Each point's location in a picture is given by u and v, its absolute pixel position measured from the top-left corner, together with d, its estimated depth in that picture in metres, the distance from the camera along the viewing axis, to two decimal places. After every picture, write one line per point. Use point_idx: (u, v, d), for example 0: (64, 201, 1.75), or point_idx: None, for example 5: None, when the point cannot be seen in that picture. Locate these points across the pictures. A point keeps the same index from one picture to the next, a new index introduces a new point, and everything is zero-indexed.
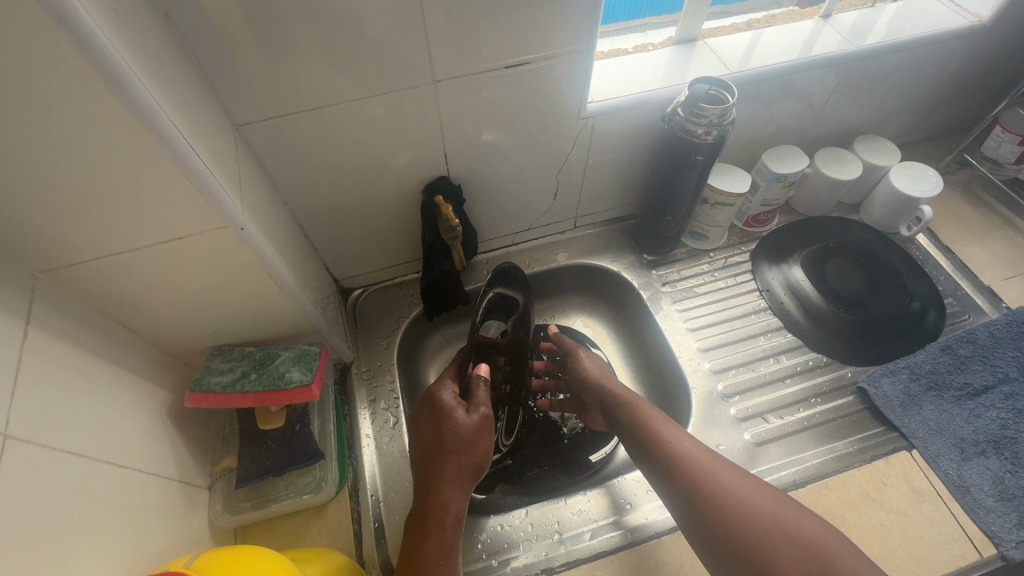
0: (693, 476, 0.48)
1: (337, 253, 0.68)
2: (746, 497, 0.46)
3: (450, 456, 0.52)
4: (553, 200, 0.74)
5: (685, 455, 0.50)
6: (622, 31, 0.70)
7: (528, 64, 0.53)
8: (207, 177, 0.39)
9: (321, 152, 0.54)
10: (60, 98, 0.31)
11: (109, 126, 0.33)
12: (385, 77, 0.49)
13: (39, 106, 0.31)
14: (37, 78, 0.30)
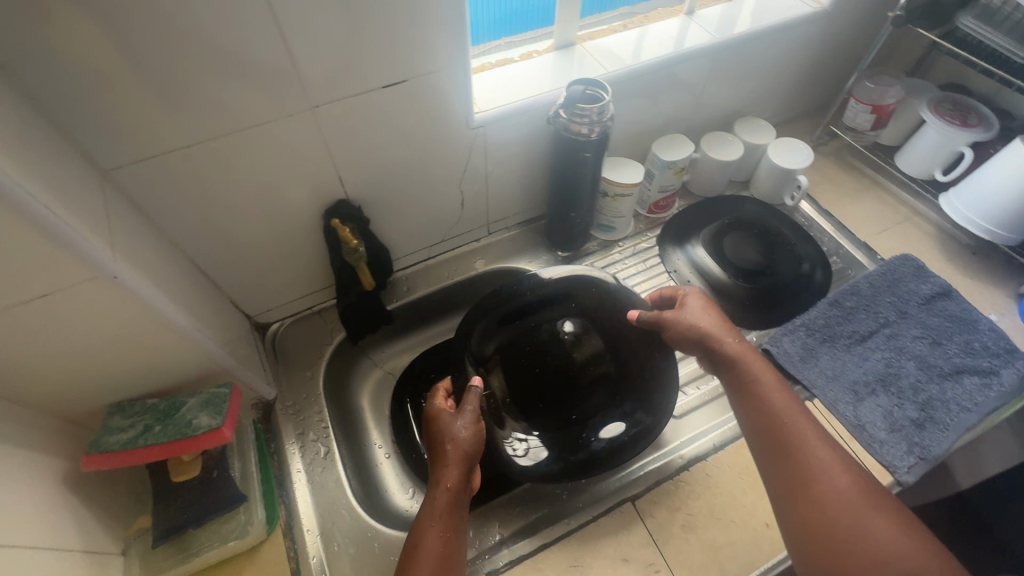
0: (803, 463, 0.50)
1: (244, 289, 0.66)
2: (851, 506, 0.47)
3: (441, 451, 0.56)
4: (461, 210, 0.75)
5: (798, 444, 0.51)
6: (535, 39, 0.75)
7: (406, 82, 0.54)
8: (70, 231, 0.38)
9: (206, 188, 0.53)
10: None
11: None
12: (261, 107, 0.49)
13: None
14: None
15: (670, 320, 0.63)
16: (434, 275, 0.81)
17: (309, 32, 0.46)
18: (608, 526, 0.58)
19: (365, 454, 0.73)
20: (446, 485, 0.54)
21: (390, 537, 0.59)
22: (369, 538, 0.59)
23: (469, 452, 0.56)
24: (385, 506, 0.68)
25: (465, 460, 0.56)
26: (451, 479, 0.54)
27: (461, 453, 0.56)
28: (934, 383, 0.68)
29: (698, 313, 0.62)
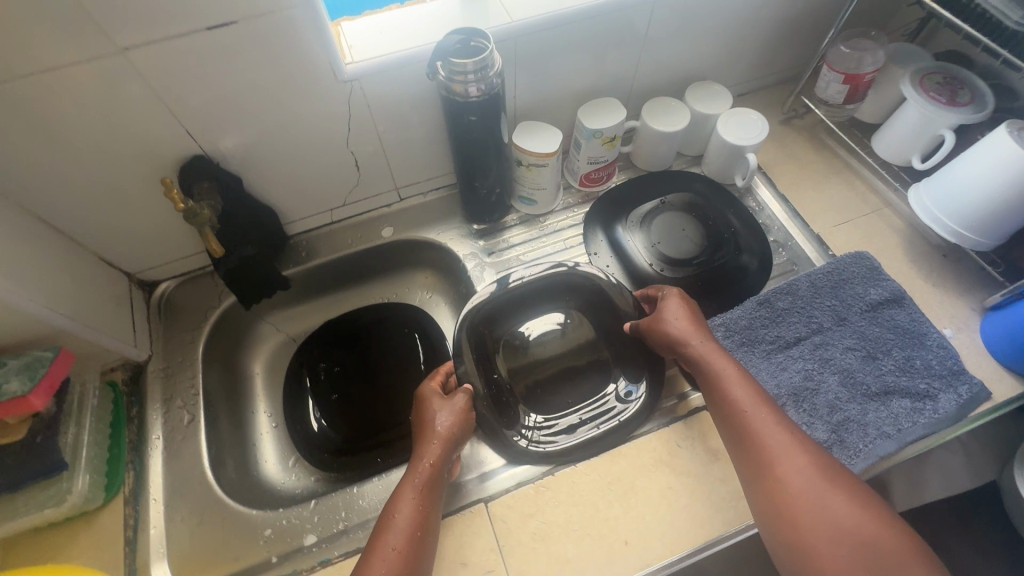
0: (772, 456, 0.49)
1: (109, 245, 0.63)
2: (825, 497, 0.45)
3: (426, 433, 0.55)
4: (357, 172, 0.69)
5: (772, 441, 0.49)
6: None
7: (237, 23, 0.47)
8: None
9: (19, 135, 0.48)
10: None
11: None
12: (53, 47, 0.43)
13: None
14: None
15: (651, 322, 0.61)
16: (336, 241, 0.76)
17: None
18: (455, 525, 0.55)
19: (246, 422, 0.71)
20: (428, 460, 0.53)
21: (236, 512, 0.58)
22: (215, 512, 0.58)
23: (455, 435, 0.56)
24: (256, 477, 0.66)
25: (450, 440, 0.55)
26: (435, 456, 0.53)
27: (448, 434, 0.55)
28: (854, 403, 0.60)
29: (674, 313, 0.60)
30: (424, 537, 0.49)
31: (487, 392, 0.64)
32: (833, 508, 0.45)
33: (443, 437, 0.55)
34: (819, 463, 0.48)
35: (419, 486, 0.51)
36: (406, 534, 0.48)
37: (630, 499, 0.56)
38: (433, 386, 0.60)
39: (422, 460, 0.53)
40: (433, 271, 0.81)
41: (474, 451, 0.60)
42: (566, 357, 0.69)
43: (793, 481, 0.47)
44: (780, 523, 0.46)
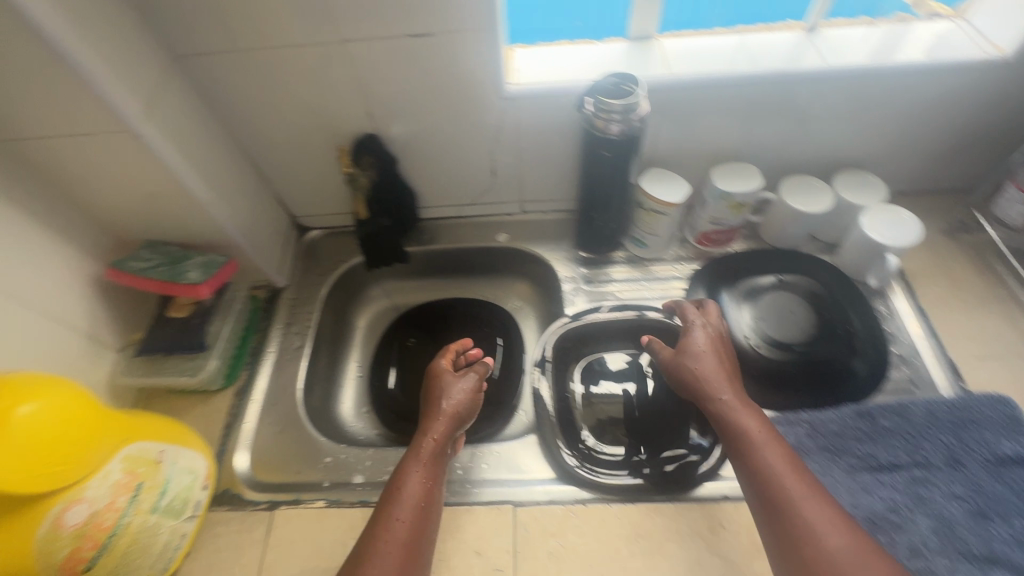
0: (797, 524, 0.44)
1: (287, 189, 0.77)
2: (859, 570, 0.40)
3: (435, 406, 0.60)
4: (493, 178, 0.76)
5: (795, 509, 0.45)
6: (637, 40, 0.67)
7: (433, 36, 0.56)
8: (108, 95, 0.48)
9: (257, 90, 0.62)
10: None
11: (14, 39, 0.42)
12: (298, 32, 0.55)
13: None
14: None
15: (674, 363, 0.59)
16: (457, 234, 0.84)
17: None
18: (480, 515, 0.58)
19: (338, 364, 0.81)
20: (433, 436, 0.57)
21: (309, 434, 0.67)
22: (294, 427, 0.67)
23: (460, 412, 0.60)
24: (332, 412, 0.76)
25: (455, 418, 0.59)
26: (439, 432, 0.58)
27: (453, 410, 0.59)
28: (944, 558, 0.52)
29: (699, 353, 0.58)
30: (428, 508, 0.52)
31: (554, 405, 0.67)
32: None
33: (449, 414, 0.59)
34: (851, 533, 0.43)
35: (425, 460, 0.55)
36: (411, 504, 0.51)
37: (654, 557, 0.54)
38: (444, 363, 0.65)
39: (428, 435, 0.57)
40: (531, 284, 0.86)
41: (533, 456, 0.63)
42: (641, 402, 0.68)
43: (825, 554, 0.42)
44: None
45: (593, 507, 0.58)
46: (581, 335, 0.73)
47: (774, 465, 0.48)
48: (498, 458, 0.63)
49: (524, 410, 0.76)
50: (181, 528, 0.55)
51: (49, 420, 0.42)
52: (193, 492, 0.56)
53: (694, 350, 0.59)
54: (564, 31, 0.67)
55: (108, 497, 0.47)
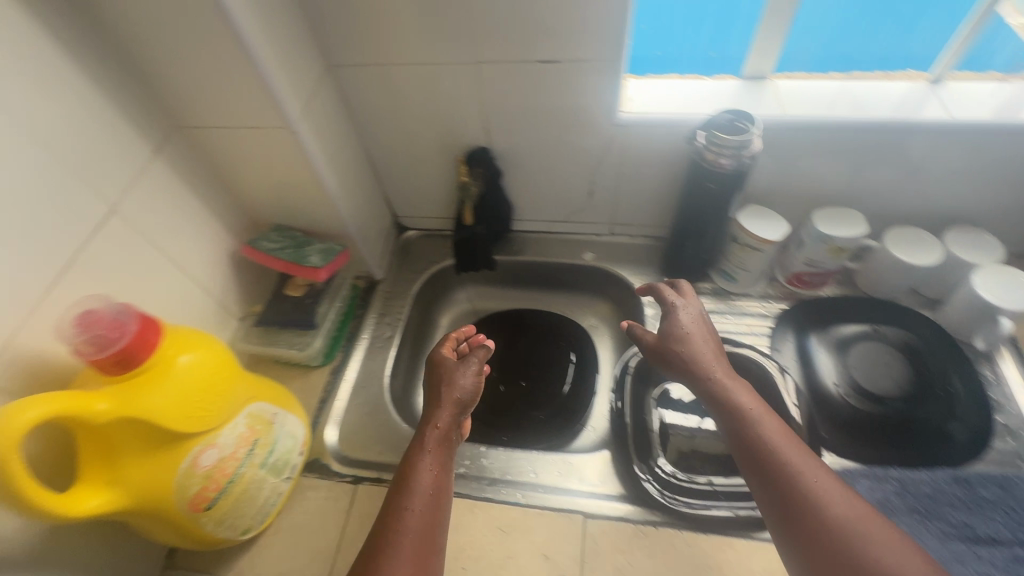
0: (799, 497, 0.44)
1: (395, 190, 0.83)
2: (865, 536, 0.41)
3: (439, 391, 0.62)
4: (588, 199, 0.79)
5: (803, 486, 0.44)
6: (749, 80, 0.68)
7: (562, 63, 0.61)
8: (280, 96, 0.55)
9: (391, 100, 0.68)
10: (193, 23, 0.47)
11: (221, 47, 0.49)
12: (440, 51, 0.61)
13: (182, 29, 0.48)
14: (189, 15, 0.47)
15: (664, 346, 0.59)
16: (545, 248, 0.87)
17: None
18: (551, 520, 0.59)
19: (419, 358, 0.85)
20: (439, 422, 0.59)
21: (393, 419, 0.71)
22: (379, 410, 0.72)
23: (465, 396, 0.62)
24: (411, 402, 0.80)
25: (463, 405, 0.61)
26: (445, 419, 0.59)
27: (457, 394, 0.61)
28: None
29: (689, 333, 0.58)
30: (438, 495, 0.54)
31: (629, 424, 0.68)
32: (888, 551, 0.40)
33: (455, 400, 0.61)
34: (854, 506, 0.43)
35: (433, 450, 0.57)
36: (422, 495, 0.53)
37: None
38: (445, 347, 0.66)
39: (434, 422, 0.59)
40: (609, 305, 0.88)
41: (604, 471, 0.64)
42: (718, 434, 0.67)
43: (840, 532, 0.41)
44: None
45: (663, 530, 0.58)
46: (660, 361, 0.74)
47: (772, 441, 0.48)
48: (569, 468, 0.64)
49: (592, 427, 0.77)
50: (279, 487, 0.60)
51: (211, 370, 0.48)
52: (290, 456, 0.61)
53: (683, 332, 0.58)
54: (671, 63, 0.69)
55: (236, 445, 0.52)
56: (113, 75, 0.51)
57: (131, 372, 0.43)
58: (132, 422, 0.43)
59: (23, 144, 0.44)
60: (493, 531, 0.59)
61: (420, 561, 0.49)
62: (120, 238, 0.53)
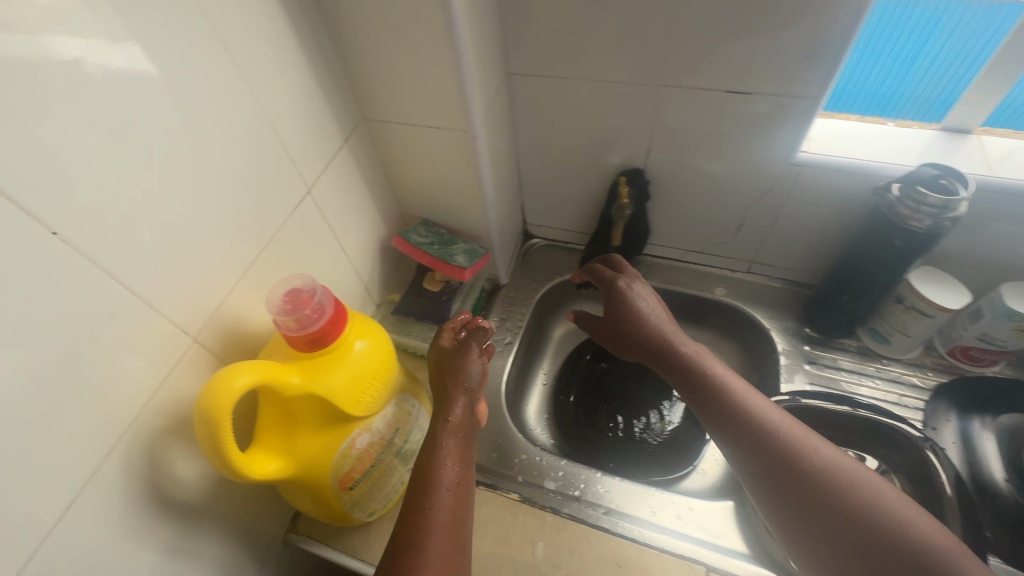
0: (777, 445, 0.49)
1: (534, 197, 0.83)
2: (842, 471, 0.46)
3: (450, 384, 0.62)
4: (734, 233, 0.76)
5: (792, 442, 0.48)
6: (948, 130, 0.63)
7: (752, 95, 0.58)
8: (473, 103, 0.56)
9: (558, 112, 0.69)
10: (416, 29, 0.49)
11: (433, 53, 0.51)
12: (625, 71, 0.61)
13: (403, 33, 0.50)
14: (415, 22, 0.49)
15: (636, 325, 0.64)
16: (673, 276, 0.84)
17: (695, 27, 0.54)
18: (670, 565, 0.57)
19: (531, 369, 0.85)
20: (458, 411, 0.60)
21: (508, 427, 0.71)
22: (494, 416, 0.72)
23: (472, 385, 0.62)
24: (519, 411, 0.80)
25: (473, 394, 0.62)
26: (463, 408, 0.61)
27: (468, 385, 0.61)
28: None
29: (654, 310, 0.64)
30: (465, 488, 0.55)
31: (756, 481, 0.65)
32: (868, 486, 0.44)
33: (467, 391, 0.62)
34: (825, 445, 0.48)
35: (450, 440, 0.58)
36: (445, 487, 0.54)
37: None
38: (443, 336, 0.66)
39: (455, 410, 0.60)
40: (732, 345, 0.83)
41: (727, 525, 0.61)
42: None
43: (876, 503, 0.43)
44: (841, 529, 0.43)
45: None
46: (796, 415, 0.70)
47: (742, 399, 0.53)
48: (690, 514, 0.62)
49: (702, 471, 0.74)
50: (401, 478, 0.60)
51: (378, 358, 0.50)
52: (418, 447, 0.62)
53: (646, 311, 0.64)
54: (848, 96, 0.64)
55: (383, 433, 0.54)
56: (327, 67, 0.54)
57: (320, 349, 0.46)
58: (315, 397, 0.45)
59: (258, 125, 0.48)
60: (608, 564, 0.57)
61: (453, 549, 0.50)
62: (307, 218, 0.56)
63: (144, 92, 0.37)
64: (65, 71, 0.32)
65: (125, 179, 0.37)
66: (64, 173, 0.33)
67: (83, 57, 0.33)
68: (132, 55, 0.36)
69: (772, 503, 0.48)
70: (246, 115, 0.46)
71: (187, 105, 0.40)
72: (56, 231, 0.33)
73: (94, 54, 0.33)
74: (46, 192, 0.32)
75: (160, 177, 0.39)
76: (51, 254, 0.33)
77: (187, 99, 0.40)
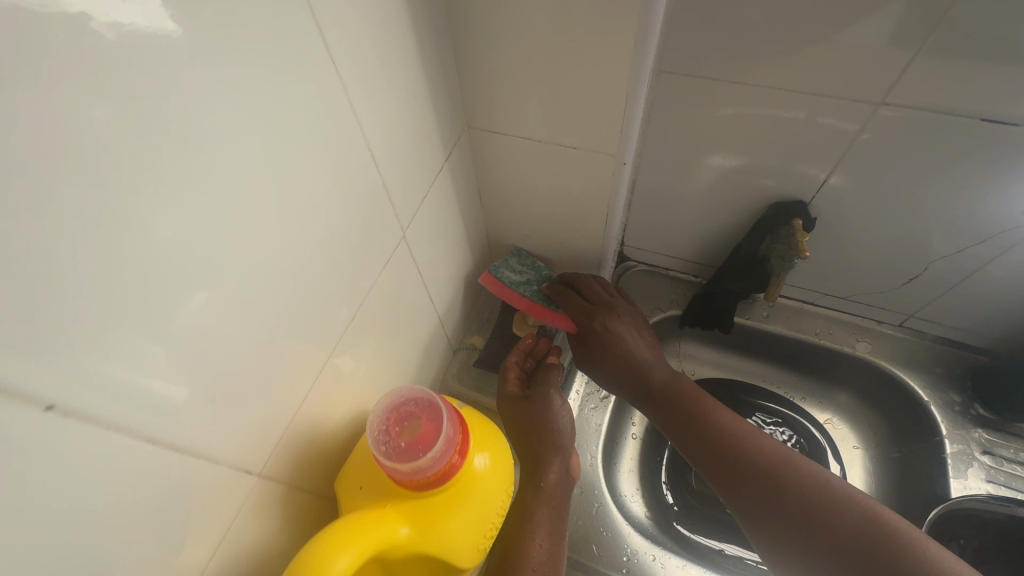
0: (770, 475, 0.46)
1: (643, 218, 0.68)
2: (837, 494, 0.43)
3: (533, 438, 0.49)
4: (901, 284, 0.61)
5: (783, 470, 0.46)
6: None
7: (1013, 128, 0.43)
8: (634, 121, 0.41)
9: (709, 125, 0.53)
10: (593, 19, 0.34)
11: (606, 53, 0.36)
12: (828, 82, 0.45)
13: (571, 21, 0.35)
14: (592, 10, 0.34)
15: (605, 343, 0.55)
16: (802, 322, 0.70)
17: (963, 35, 0.39)
18: None
19: (620, 421, 0.71)
20: (551, 471, 0.48)
21: (609, 509, 0.59)
22: (590, 493, 0.60)
23: (562, 437, 0.50)
24: (610, 477, 0.67)
25: (562, 448, 0.49)
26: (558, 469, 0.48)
27: (557, 437, 0.49)
28: None
29: (624, 325, 0.56)
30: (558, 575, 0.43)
31: None
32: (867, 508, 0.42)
33: (554, 444, 0.49)
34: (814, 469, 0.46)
35: (541, 507, 0.45)
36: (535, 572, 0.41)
37: None
38: (511, 377, 0.54)
39: (547, 471, 0.48)
40: (867, 410, 0.69)
41: None
42: None
43: (881, 532, 0.40)
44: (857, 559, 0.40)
45: None
46: (967, 517, 0.58)
47: (727, 427, 0.50)
48: None
49: None
50: None
51: (503, 480, 0.37)
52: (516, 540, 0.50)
53: (622, 326, 0.55)
54: None
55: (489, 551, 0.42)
56: (436, 58, 0.39)
57: (442, 486, 0.32)
58: (427, 546, 0.32)
59: (346, 150, 0.33)
60: None
61: None
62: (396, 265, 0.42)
63: (180, 125, 0.22)
64: (27, 61, 0.17)
65: (151, 271, 0.23)
66: (41, 268, 0.19)
67: (72, 8, 0.18)
68: (150, 12, 0.20)
69: (780, 543, 0.44)
70: (337, 137, 0.32)
71: (241, 138, 0.26)
72: (51, 402, 0.20)
73: (92, 6, 0.18)
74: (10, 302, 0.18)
75: (208, 276, 0.26)
76: (49, 433, 0.20)
77: (246, 132, 0.26)
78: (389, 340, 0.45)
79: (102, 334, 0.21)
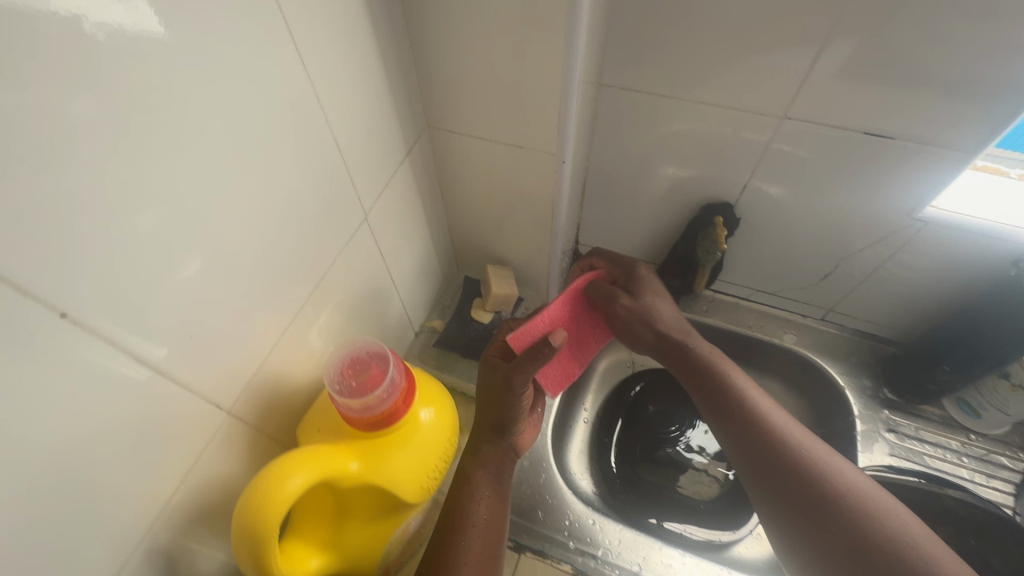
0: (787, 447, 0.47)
1: (596, 218, 0.74)
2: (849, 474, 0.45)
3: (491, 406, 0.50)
4: (819, 279, 0.68)
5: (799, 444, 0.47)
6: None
7: (891, 140, 0.50)
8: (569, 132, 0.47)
9: (646, 134, 0.60)
10: (529, 36, 0.41)
11: (541, 65, 0.42)
12: (741, 98, 0.53)
13: (511, 37, 0.41)
14: (527, 29, 0.40)
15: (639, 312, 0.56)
16: (737, 316, 0.77)
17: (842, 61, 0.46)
18: None
19: (571, 405, 0.77)
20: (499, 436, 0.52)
21: (555, 480, 0.64)
22: (539, 466, 0.65)
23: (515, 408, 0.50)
24: (561, 455, 0.73)
25: (512, 418, 0.50)
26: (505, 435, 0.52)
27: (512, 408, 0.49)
28: None
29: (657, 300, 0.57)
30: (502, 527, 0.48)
31: None
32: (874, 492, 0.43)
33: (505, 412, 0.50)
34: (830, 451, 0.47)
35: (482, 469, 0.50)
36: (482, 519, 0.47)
37: None
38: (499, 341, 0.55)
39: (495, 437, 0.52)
40: (794, 397, 0.76)
41: None
42: None
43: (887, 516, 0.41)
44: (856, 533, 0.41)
45: None
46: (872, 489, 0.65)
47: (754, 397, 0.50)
48: None
49: (757, 535, 0.68)
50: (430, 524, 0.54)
51: (444, 432, 0.42)
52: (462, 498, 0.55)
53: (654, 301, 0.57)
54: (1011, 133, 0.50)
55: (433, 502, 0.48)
56: (397, 63, 0.45)
57: (383, 430, 0.37)
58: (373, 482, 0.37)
59: (314, 138, 0.39)
60: None
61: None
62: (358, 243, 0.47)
63: (174, 106, 0.27)
64: (67, 47, 0.22)
65: (149, 223, 0.28)
66: (69, 194, 0.24)
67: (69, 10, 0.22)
68: (136, 8, 0.24)
69: (782, 510, 0.45)
70: (306, 125, 0.38)
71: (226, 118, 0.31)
72: (66, 310, 0.25)
73: (88, 6, 0.22)
74: (33, 231, 0.23)
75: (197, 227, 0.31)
76: (59, 346, 0.25)
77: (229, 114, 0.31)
78: (352, 313, 0.50)
79: (111, 261, 0.26)
